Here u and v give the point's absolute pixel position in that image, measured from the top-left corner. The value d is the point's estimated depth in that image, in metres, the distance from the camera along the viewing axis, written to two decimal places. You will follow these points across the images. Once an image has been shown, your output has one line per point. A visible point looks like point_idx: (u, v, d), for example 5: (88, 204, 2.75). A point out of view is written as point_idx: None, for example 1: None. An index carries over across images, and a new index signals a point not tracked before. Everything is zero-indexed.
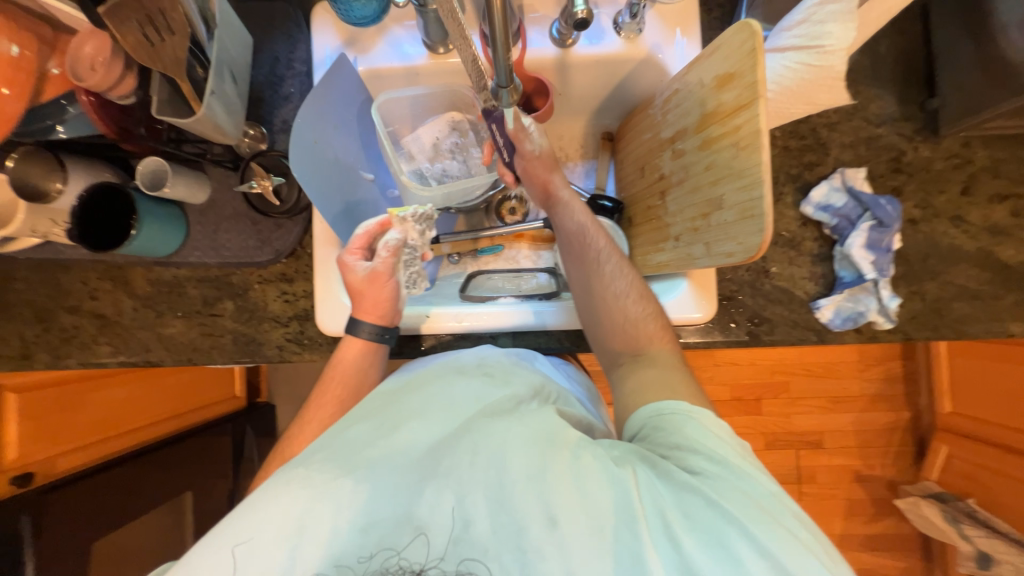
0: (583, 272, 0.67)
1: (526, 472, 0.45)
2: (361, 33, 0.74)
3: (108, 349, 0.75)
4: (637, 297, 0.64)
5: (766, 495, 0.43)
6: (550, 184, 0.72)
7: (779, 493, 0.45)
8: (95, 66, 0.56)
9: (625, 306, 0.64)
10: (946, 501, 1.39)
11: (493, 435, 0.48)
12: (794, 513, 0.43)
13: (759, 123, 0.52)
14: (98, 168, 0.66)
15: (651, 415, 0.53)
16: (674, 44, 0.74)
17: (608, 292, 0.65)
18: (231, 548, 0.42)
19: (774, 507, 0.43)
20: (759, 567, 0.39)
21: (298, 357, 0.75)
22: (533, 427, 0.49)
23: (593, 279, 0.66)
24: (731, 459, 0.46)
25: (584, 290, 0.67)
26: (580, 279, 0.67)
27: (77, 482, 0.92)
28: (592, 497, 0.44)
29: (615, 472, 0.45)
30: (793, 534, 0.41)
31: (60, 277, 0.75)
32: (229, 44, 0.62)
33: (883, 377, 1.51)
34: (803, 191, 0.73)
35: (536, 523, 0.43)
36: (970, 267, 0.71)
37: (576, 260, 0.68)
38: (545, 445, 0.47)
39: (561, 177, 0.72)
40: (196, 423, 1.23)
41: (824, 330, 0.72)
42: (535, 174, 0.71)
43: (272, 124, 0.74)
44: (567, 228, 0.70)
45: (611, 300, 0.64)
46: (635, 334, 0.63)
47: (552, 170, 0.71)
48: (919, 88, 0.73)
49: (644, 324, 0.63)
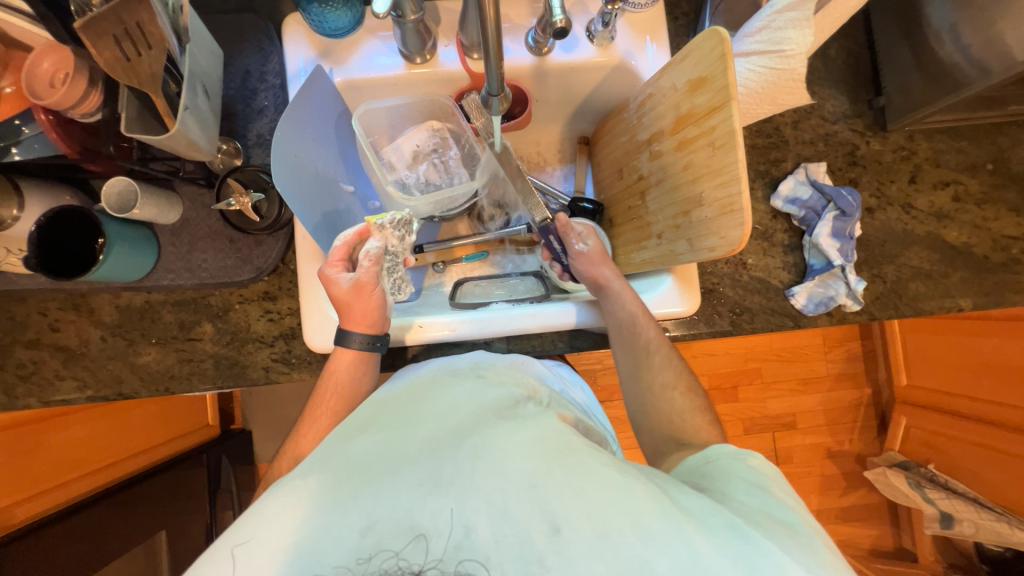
0: (632, 358, 0.69)
1: (530, 478, 0.44)
2: (336, 44, 0.73)
3: (74, 384, 0.70)
4: (684, 390, 0.67)
5: (798, 525, 0.46)
6: (600, 276, 0.72)
7: (806, 519, 0.47)
8: (56, 83, 0.53)
9: (672, 397, 0.67)
10: (909, 468, 1.49)
11: (496, 438, 0.47)
12: (820, 536, 0.45)
13: (732, 123, 0.55)
14: (58, 192, 0.62)
15: (699, 462, 0.57)
16: (645, 51, 0.77)
17: (656, 382, 0.68)
18: (232, 550, 0.41)
19: (803, 531, 0.45)
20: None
21: (286, 377, 0.73)
22: (536, 431, 0.48)
23: (641, 364, 0.69)
24: (769, 494, 0.49)
25: (634, 376, 0.69)
26: (628, 366, 0.69)
27: (38, 532, 0.84)
28: (597, 500, 0.43)
29: (618, 476, 0.45)
30: (817, 551, 0.43)
31: (14, 309, 0.70)
32: (201, 57, 0.60)
33: (845, 357, 1.61)
34: (771, 186, 0.78)
35: (541, 529, 0.41)
36: (922, 249, 0.77)
37: (625, 347, 0.69)
38: (549, 450, 0.46)
39: (612, 269, 0.73)
40: (165, 458, 1.16)
41: (800, 315, 0.76)
42: (583, 269, 0.74)
43: (247, 139, 0.72)
44: (618, 317, 0.70)
45: (658, 390, 0.68)
46: (681, 425, 0.65)
47: (604, 263, 0.73)
48: (866, 88, 0.80)
49: (689, 416, 0.65)
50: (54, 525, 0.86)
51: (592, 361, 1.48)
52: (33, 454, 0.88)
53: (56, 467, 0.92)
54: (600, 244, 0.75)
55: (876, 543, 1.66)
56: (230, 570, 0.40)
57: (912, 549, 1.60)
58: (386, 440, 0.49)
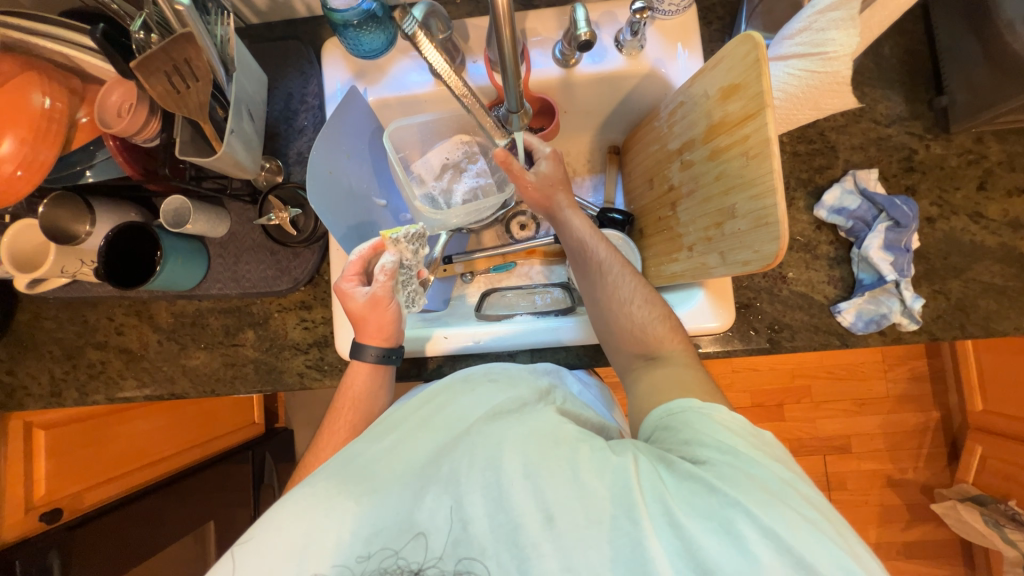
0: (588, 283, 0.67)
1: (524, 467, 0.43)
2: (370, 65, 0.77)
3: (134, 383, 0.77)
4: (642, 303, 0.63)
5: (775, 481, 0.41)
6: (553, 204, 0.71)
7: (791, 479, 0.42)
8: (122, 113, 0.59)
9: (630, 311, 0.62)
10: (985, 504, 1.33)
11: (491, 436, 0.46)
12: (807, 497, 0.41)
13: (766, 131, 0.52)
14: (125, 209, 0.69)
15: (662, 416, 0.51)
16: (677, 58, 0.75)
17: (614, 299, 0.63)
18: (233, 550, 0.43)
19: (784, 493, 0.40)
20: (765, 551, 0.36)
21: (319, 383, 0.76)
22: (533, 425, 0.47)
23: (595, 286, 0.65)
24: (740, 448, 0.44)
25: (592, 302, 0.66)
26: (587, 291, 0.67)
27: (103, 516, 0.93)
28: (589, 487, 0.41)
29: (611, 459, 0.43)
30: (803, 516, 0.38)
31: (87, 314, 0.77)
32: (245, 82, 0.65)
33: (909, 377, 1.47)
34: (815, 195, 0.73)
35: (533, 519, 0.40)
36: (994, 263, 0.70)
37: (581, 273, 0.68)
38: (543, 441, 0.44)
39: (563, 193, 0.71)
40: (217, 453, 1.22)
41: (847, 334, 0.71)
42: (533, 197, 0.71)
43: (287, 157, 0.76)
44: (569, 245, 0.69)
45: (617, 307, 0.63)
46: (644, 338, 0.61)
47: (556, 188, 0.70)
48: (926, 88, 0.73)
49: (651, 327, 0.61)
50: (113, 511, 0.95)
51: None
52: (101, 445, 0.97)
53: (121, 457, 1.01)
54: (554, 166, 0.70)
55: None
56: (232, 569, 0.42)
57: None
58: (395, 444, 0.49)
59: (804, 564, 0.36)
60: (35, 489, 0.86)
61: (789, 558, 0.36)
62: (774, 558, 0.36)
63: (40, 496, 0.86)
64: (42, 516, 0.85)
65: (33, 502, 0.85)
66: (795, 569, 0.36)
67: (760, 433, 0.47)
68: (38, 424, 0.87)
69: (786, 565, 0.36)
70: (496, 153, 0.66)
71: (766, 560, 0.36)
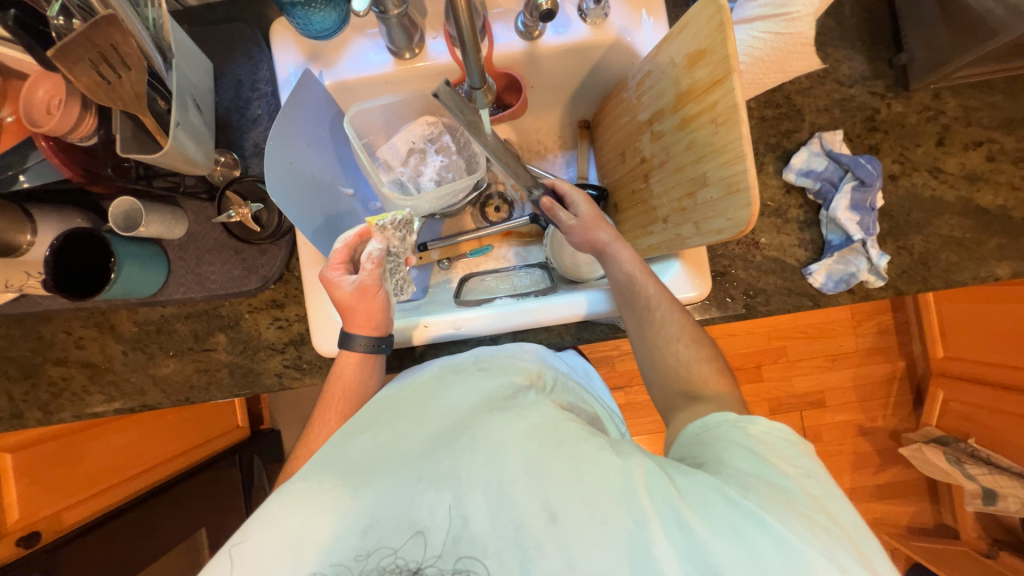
0: (635, 317, 0.65)
1: (527, 467, 0.43)
2: (323, 46, 0.72)
3: (102, 397, 0.73)
4: (688, 342, 0.62)
5: (802, 496, 0.42)
6: (597, 240, 0.70)
7: (818, 496, 0.42)
8: (52, 109, 0.54)
9: (677, 350, 0.62)
10: (948, 443, 1.43)
11: (491, 432, 0.47)
12: (830, 514, 0.41)
13: (734, 97, 0.52)
14: (69, 214, 0.64)
15: (697, 431, 0.51)
16: (642, 26, 0.73)
17: (660, 337, 0.63)
18: (231, 547, 0.42)
19: (808, 507, 0.41)
20: (779, 565, 0.36)
21: (299, 382, 0.74)
22: (534, 420, 0.48)
23: (643, 322, 0.64)
24: (770, 461, 0.44)
25: (638, 333, 0.65)
26: (633, 326, 0.65)
27: (84, 535, 0.89)
28: (594, 489, 0.42)
29: (616, 461, 0.44)
30: (825, 531, 0.39)
31: (42, 330, 0.73)
32: (188, 70, 0.61)
33: (876, 331, 1.54)
34: (784, 159, 0.74)
35: (538, 518, 0.41)
36: (952, 216, 0.72)
37: (627, 308, 0.66)
38: (546, 440, 0.45)
39: (610, 229, 0.70)
40: (199, 462, 1.19)
41: (819, 294, 0.73)
42: (579, 236, 0.71)
43: (243, 150, 0.72)
44: (615, 278, 0.68)
45: (663, 345, 0.62)
46: (689, 378, 0.60)
47: (598, 225, 0.70)
48: (885, 46, 0.74)
49: (697, 367, 0.60)
50: (92, 531, 0.90)
51: (607, 347, 1.45)
52: (73, 464, 0.93)
53: (98, 474, 0.97)
54: (593, 208, 0.73)
55: (915, 521, 1.61)
56: (230, 568, 0.40)
57: (954, 525, 1.54)
58: (386, 439, 0.48)
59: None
60: (7, 513, 0.82)
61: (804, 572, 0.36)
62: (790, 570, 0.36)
63: (13, 520, 0.82)
64: (19, 540, 0.82)
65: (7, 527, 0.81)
66: None
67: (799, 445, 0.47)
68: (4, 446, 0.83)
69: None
70: (543, 202, 0.73)
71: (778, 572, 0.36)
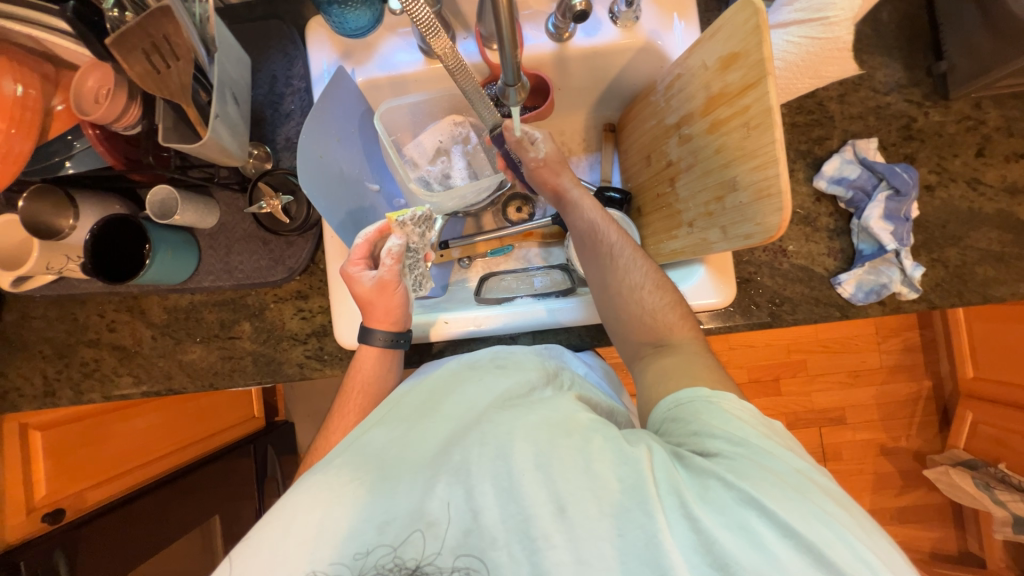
0: (597, 266, 0.66)
1: (535, 458, 0.43)
2: (356, 44, 0.74)
3: (130, 379, 0.75)
4: (654, 289, 0.63)
5: (791, 474, 0.42)
6: (560, 186, 0.72)
7: (804, 469, 0.43)
8: (100, 99, 0.56)
9: (642, 300, 0.62)
10: (976, 468, 1.37)
11: (500, 424, 0.46)
12: (821, 489, 0.41)
13: (768, 101, 0.51)
14: (108, 201, 0.67)
15: (671, 407, 0.52)
16: (673, 30, 0.73)
17: (624, 283, 0.63)
18: (232, 554, 0.42)
19: (800, 484, 0.41)
20: (783, 550, 0.37)
21: (320, 373, 0.75)
22: (546, 413, 0.47)
23: (607, 272, 0.65)
24: (753, 440, 0.45)
25: (600, 283, 0.65)
26: (594, 274, 0.66)
27: (105, 515, 0.91)
28: (602, 479, 0.42)
29: (623, 450, 0.43)
30: (822, 509, 0.39)
31: (77, 312, 0.76)
32: (228, 64, 0.63)
33: (902, 348, 1.49)
34: (815, 166, 0.73)
35: (545, 509, 0.41)
36: (991, 229, 0.70)
37: (589, 256, 0.67)
38: (556, 430, 0.45)
39: (569, 177, 0.73)
40: (218, 447, 1.21)
41: (847, 305, 0.71)
42: (543, 178, 0.72)
43: (276, 143, 0.74)
44: (579, 228, 0.69)
45: (626, 292, 0.63)
46: (653, 325, 0.61)
47: (560, 170, 0.72)
48: (924, 54, 0.73)
49: (662, 314, 0.61)
50: (112, 511, 0.92)
51: None
52: (95, 445, 0.96)
53: (120, 455, 1.00)
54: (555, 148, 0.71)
55: (938, 547, 1.55)
56: (250, 557, 0.41)
57: (981, 554, 1.47)
58: (399, 436, 0.49)
59: (824, 561, 0.36)
60: (36, 490, 0.85)
61: (809, 556, 0.37)
62: (793, 554, 0.37)
63: (41, 496, 0.85)
64: (45, 515, 0.85)
65: (34, 502, 0.84)
66: (817, 566, 0.36)
67: (770, 423, 0.48)
68: (32, 424, 0.86)
69: (805, 561, 0.37)
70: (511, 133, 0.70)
71: (786, 561, 0.37)
